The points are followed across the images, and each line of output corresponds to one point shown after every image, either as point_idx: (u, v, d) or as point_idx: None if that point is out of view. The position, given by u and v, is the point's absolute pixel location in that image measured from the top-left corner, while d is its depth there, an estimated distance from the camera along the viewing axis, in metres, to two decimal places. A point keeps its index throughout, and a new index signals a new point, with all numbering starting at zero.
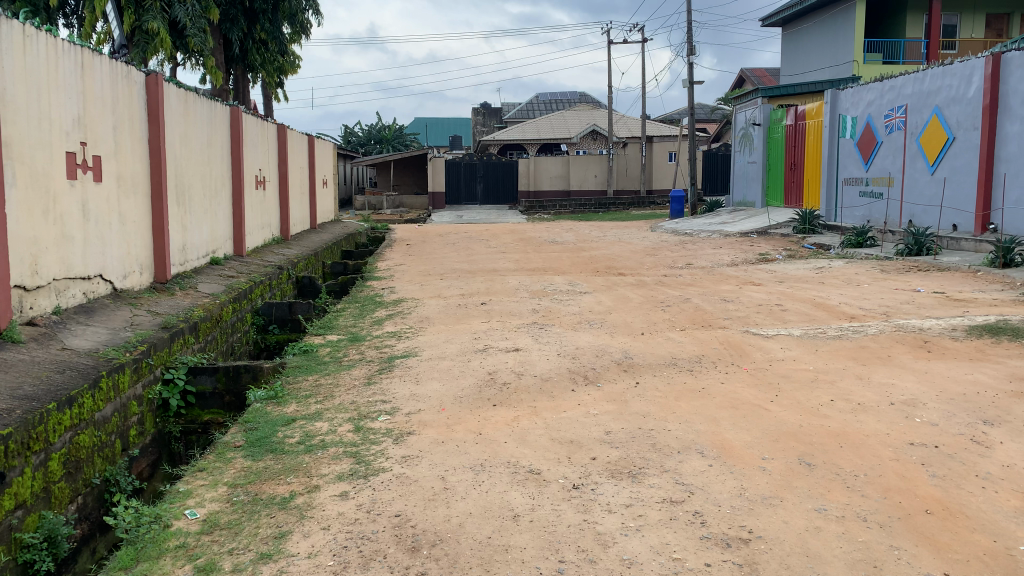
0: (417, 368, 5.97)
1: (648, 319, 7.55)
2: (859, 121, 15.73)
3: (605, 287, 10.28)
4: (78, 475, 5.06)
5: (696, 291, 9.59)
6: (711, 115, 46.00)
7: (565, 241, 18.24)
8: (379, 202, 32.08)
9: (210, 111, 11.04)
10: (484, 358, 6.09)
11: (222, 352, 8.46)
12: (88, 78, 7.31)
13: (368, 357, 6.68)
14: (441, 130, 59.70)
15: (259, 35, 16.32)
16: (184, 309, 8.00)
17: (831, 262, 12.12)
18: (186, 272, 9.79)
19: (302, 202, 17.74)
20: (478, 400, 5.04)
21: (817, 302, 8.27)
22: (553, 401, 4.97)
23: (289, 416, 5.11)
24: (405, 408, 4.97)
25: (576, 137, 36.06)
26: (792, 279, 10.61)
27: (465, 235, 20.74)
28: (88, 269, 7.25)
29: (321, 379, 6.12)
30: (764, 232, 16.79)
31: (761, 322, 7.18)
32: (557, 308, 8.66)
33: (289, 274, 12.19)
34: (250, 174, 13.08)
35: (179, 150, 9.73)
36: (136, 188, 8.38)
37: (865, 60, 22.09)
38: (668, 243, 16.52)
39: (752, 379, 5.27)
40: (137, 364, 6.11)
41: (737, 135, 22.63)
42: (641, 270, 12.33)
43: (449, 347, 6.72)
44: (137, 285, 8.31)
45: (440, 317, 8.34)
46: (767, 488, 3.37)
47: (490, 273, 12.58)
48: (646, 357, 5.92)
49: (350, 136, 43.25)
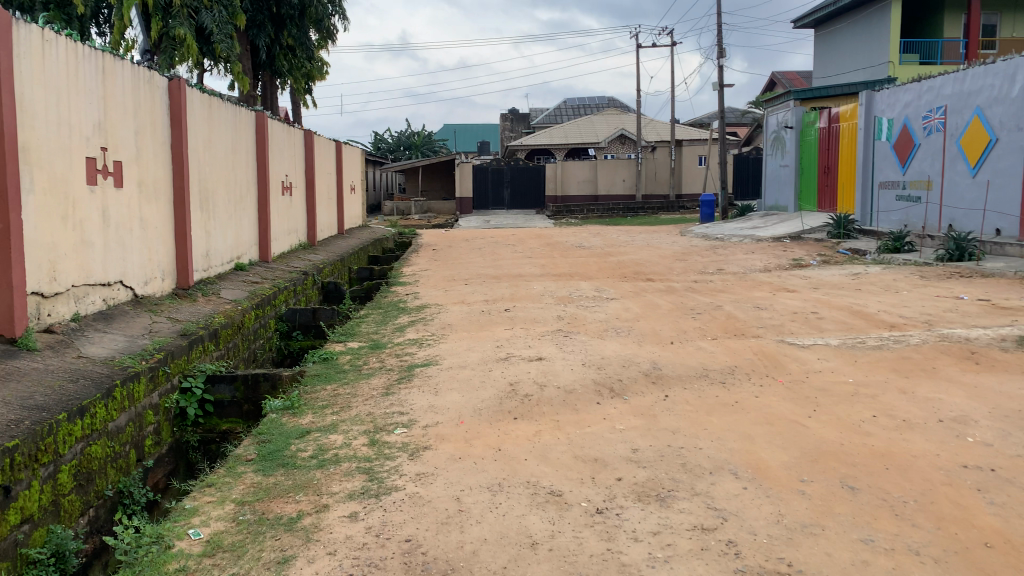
0: (437, 378, 5.77)
1: (677, 328, 7.29)
2: (895, 122, 15.31)
3: (633, 294, 10.03)
4: (90, 487, 4.93)
5: (727, 298, 9.30)
6: (741, 118, 45.48)
7: (592, 246, 18.00)
8: (407, 207, 32.01)
9: (234, 116, 10.98)
10: (506, 368, 5.89)
11: (243, 359, 8.35)
12: (109, 82, 7.22)
13: (388, 366, 6.51)
14: (469, 135, 59.80)
15: (286, 42, 16.28)
16: (204, 316, 7.90)
17: (867, 268, 11.75)
18: (209, 278, 9.72)
19: (329, 208, 17.70)
20: (498, 412, 4.83)
21: (854, 310, 7.94)
22: (576, 415, 4.75)
23: (304, 427, 4.94)
24: (422, 421, 4.77)
25: (605, 141, 35.85)
26: (827, 285, 10.28)
27: (492, 240, 20.57)
28: (108, 275, 7.17)
29: (340, 388, 5.94)
30: (797, 236, 16.40)
31: (796, 331, 6.89)
32: (582, 315, 8.43)
33: (314, 279, 12.10)
34: (275, 180, 13.02)
35: (203, 155, 9.67)
36: (158, 193, 8.31)
37: (901, 61, 21.52)
38: (699, 249, 16.19)
39: (789, 392, 5.00)
40: (153, 373, 5.99)
41: (768, 138, 22.20)
42: (670, 276, 12.05)
43: (470, 355, 6.52)
44: (158, 291, 8.24)
45: (463, 324, 8.15)
46: (806, 515, 3.11)
47: (516, 279, 12.38)
48: (675, 368, 5.68)
49: (379, 142, 43.40)
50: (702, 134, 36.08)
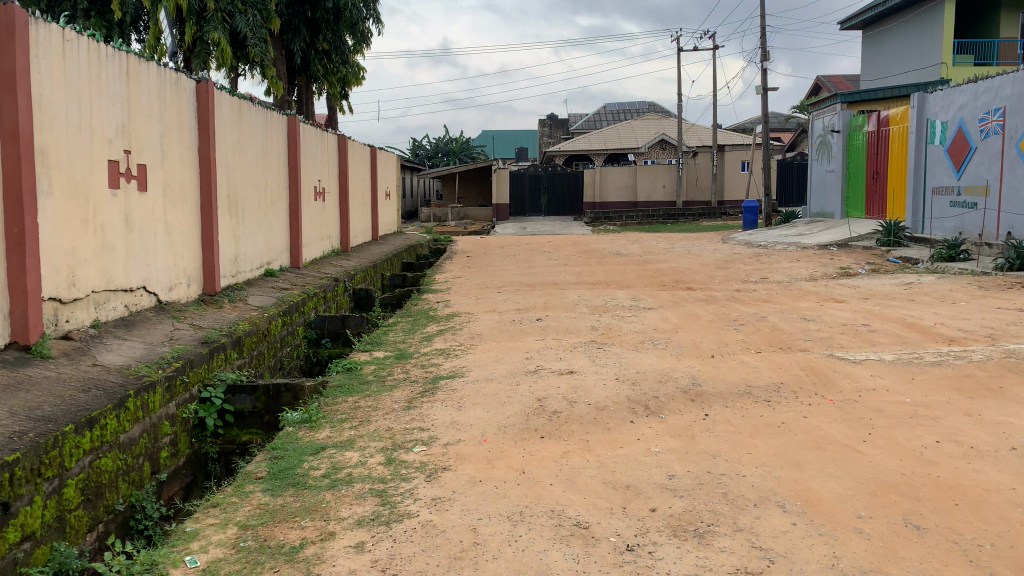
0: (461, 392, 5.47)
1: (717, 340, 6.90)
2: (949, 125, 14.68)
3: (672, 303, 9.64)
4: (99, 501, 4.73)
5: (771, 308, 8.87)
6: (785, 124, 44.60)
7: (630, 254, 17.60)
8: (445, 214, 31.88)
9: (265, 120, 10.87)
10: (536, 381, 5.58)
11: (269, 368, 8.18)
12: (134, 84, 7.12)
13: (413, 377, 6.25)
14: (508, 142, 59.73)
15: (321, 46, 16.27)
16: (228, 323, 7.74)
17: (920, 278, 11.18)
18: (237, 284, 9.59)
19: (364, 214, 17.59)
20: (524, 430, 4.52)
21: (909, 322, 7.46)
22: (608, 435, 4.41)
23: (319, 443, 4.68)
24: (443, 438, 4.48)
25: (644, 146, 35.40)
26: (877, 295, 9.77)
27: (527, 247, 20.29)
28: (130, 281, 7.04)
29: (361, 401, 5.67)
30: (844, 244, 15.82)
31: (846, 345, 6.45)
32: (618, 325, 8.08)
33: (346, 286, 11.93)
34: (308, 185, 12.92)
35: (232, 159, 9.56)
36: (184, 197, 8.20)
37: (955, 63, 20.78)
38: (741, 256, 15.69)
39: (841, 413, 4.60)
40: (170, 383, 5.81)
41: (813, 143, 21.55)
42: (710, 285, 11.63)
43: (498, 367, 6.22)
44: (183, 297, 8.11)
45: (493, 334, 7.86)
46: (865, 559, 2.74)
47: (551, 287, 12.07)
48: (716, 384, 5.31)
49: (418, 149, 43.45)
50: (744, 140, 35.40)
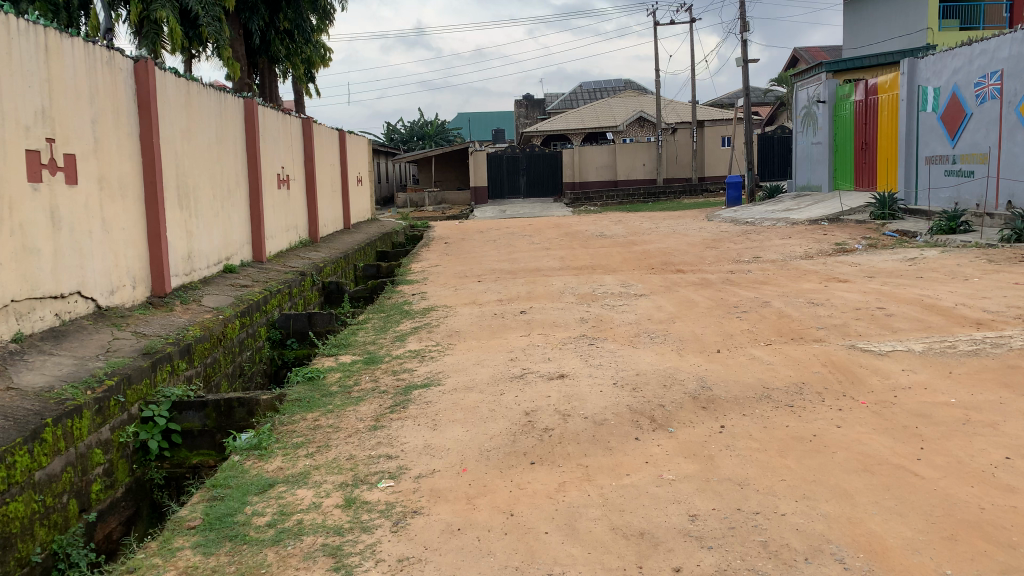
0: (437, 406, 4.75)
1: (721, 331, 6.22)
2: (942, 91, 14.07)
3: (664, 288, 8.96)
4: (8, 555, 3.98)
5: (773, 291, 8.20)
6: (764, 97, 43.97)
7: (613, 235, 16.93)
8: (422, 199, 30.98)
9: (218, 103, 10.02)
10: (524, 389, 4.87)
11: (226, 376, 7.43)
12: (55, 63, 6.28)
13: (381, 387, 5.50)
14: (484, 124, 58.79)
15: (281, 25, 15.40)
16: (177, 329, 6.95)
17: (923, 252, 10.57)
18: (192, 283, 8.79)
19: (334, 202, 16.76)
20: (511, 456, 3.81)
21: (926, 303, 6.80)
22: (611, 457, 3.72)
23: (267, 478, 3.94)
24: (414, 469, 3.77)
25: (623, 124, 34.74)
26: (883, 273, 9.12)
27: (507, 231, 19.53)
28: (61, 286, 6.23)
29: (322, 419, 4.95)
30: (836, 218, 15.21)
31: (864, 334, 5.79)
32: (609, 315, 7.38)
33: (314, 280, 11.16)
34: (271, 172, 12.08)
35: (180, 145, 8.71)
36: (124, 189, 7.37)
37: (940, 27, 20.31)
38: (730, 234, 15.03)
39: (880, 421, 3.92)
40: (101, 404, 5.04)
41: (797, 115, 20.92)
42: (702, 267, 10.96)
43: (479, 372, 5.50)
44: (128, 300, 7.31)
45: (473, 331, 7.13)
46: None
47: (533, 274, 11.34)
48: (729, 387, 4.62)
49: (393, 133, 42.40)
50: (724, 114, 34.75)
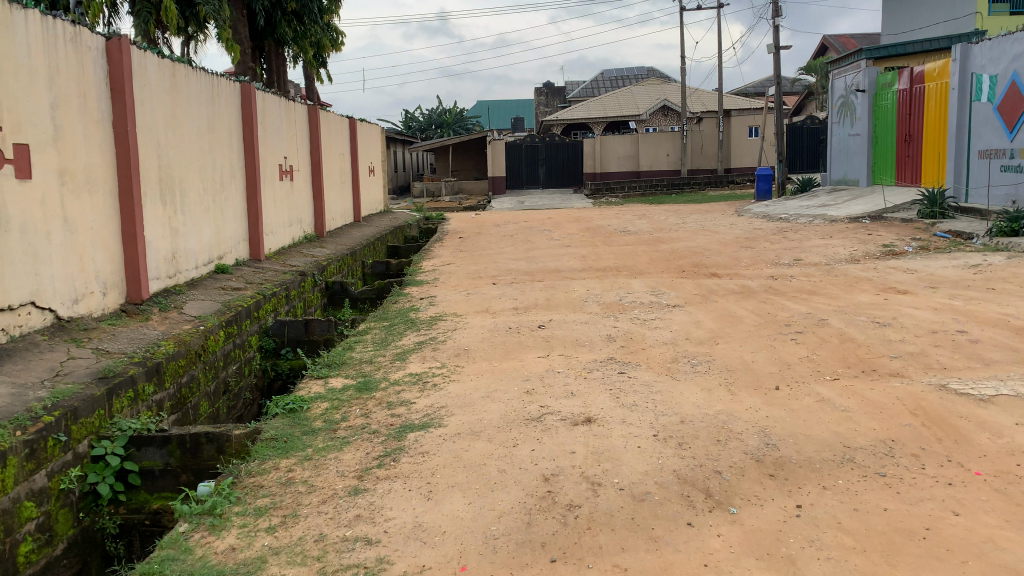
0: (436, 459, 3.86)
1: (776, 359, 5.29)
2: (999, 80, 12.96)
3: (701, 297, 8.02)
4: None
5: (826, 303, 7.24)
6: (792, 86, 42.57)
7: (638, 230, 15.97)
8: (439, 189, 30.07)
9: (209, 87, 9.14)
10: (543, 439, 3.96)
11: (205, 395, 6.60)
12: (2, 37, 5.42)
13: (372, 426, 4.60)
14: (503, 112, 57.85)
15: (288, 6, 14.58)
16: (146, 343, 6.09)
17: (986, 258, 9.54)
18: (176, 286, 7.97)
19: (343, 193, 15.86)
20: (526, 548, 2.92)
21: (1014, 325, 5.80)
22: (656, 555, 2.82)
23: (212, 566, 3.06)
24: (399, 566, 2.87)
25: (646, 113, 33.64)
26: (947, 283, 8.12)
27: (525, 224, 18.61)
28: (11, 297, 5.40)
29: (299, 470, 4.08)
30: (879, 216, 14.18)
31: (949, 368, 4.82)
32: (640, 332, 6.45)
33: (316, 280, 10.31)
34: (271, 163, 11.22)
35: (162, 133, 7.84)
36: (92, 184, 6.52)
37: (990, 12, 19.17)
38: (765, 232, 14.03)
39: (1013, 507, 2.99)
40: (33, 447, 4.14)
41: (833, 105, 19.73)
42: (738, 270, 10.01)
43: (488, 410, 4.59)
44: (96, 309, 6.47)
45: (484, 349, 6.23)
46: None
47: (552, 276, 10.42)
48: (800, 445, 3.68)
49: (410, 121, 41.51)
50: (752, 104, 33.52)
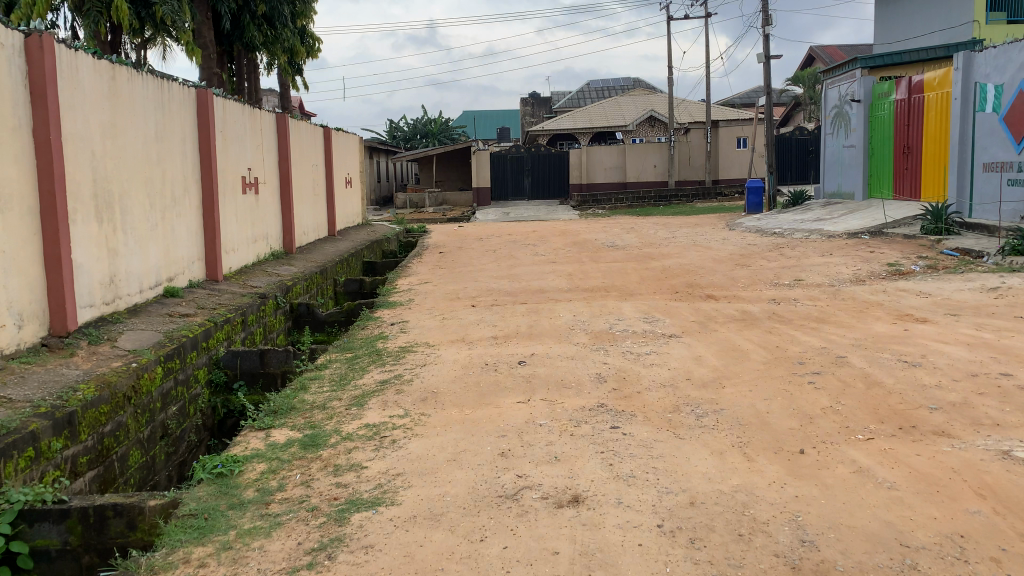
0: (381, 560, 3.02)
1: (795, 410, 4.50)
2: (1006, 90, 12.32)
3: (699, 325, 7.26)
4: None
5: (840, 334, 6.49)
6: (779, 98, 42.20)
7: (626, 245, 15.22)
8: (421, 200, 29.22)
9: (158, 92, 8.29)
10: (518, 529, 3.15)
11: (136, 443, 5.74)
12: None
13: (312, 501, 3.77)
14: (489, 123, 57.20)
15: (257, 8, 13.70)
16: (61, 387, 5.21)
17: (1003, 279, 8.86)
18: (115, 314, 7.11)
19: (316, 206, 15.01)
20: None
21: None
22: None
23: None
24: None
25: (633, 123, 32.99)
26: (969, 309, 7.41)
27: (510, 238, 17.81)
28: None
29: (213, 566, 3.22)
30: (879, 232, 13.52)
31: (1004, 425, 4.04)
32: (634, 370, 5.67)
33: (278, 302, 9.47)
34: (232, 174, 10.36)
35: (98, 143, 6.98)
36: (7, 202, 5.68)
37: (988, 21, 18.64)
38: (760, 248, 13.32)
39: None
40: None
41: (826, 115, 19.09)
42: (736, 292, 9.27)
43: (453, 480, 3.78)
44: (9, 343, 5.61)
45: (456, 392, 5.41)
46: None
47: (536, 297, 9.64)
48: (844, 543, 2.89)
49: (394, 130, 40.70)
50: (740, 114, 32.97)
